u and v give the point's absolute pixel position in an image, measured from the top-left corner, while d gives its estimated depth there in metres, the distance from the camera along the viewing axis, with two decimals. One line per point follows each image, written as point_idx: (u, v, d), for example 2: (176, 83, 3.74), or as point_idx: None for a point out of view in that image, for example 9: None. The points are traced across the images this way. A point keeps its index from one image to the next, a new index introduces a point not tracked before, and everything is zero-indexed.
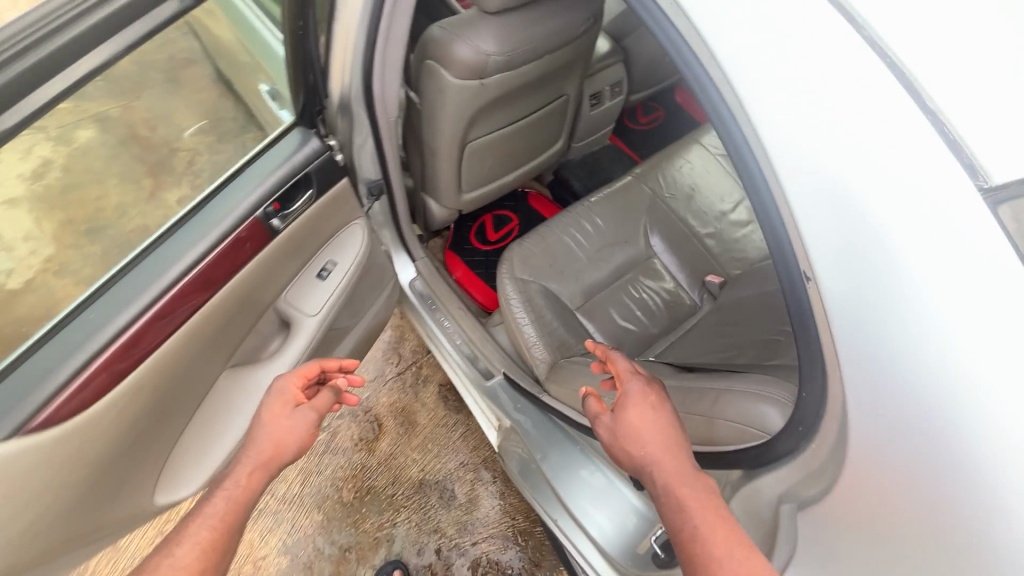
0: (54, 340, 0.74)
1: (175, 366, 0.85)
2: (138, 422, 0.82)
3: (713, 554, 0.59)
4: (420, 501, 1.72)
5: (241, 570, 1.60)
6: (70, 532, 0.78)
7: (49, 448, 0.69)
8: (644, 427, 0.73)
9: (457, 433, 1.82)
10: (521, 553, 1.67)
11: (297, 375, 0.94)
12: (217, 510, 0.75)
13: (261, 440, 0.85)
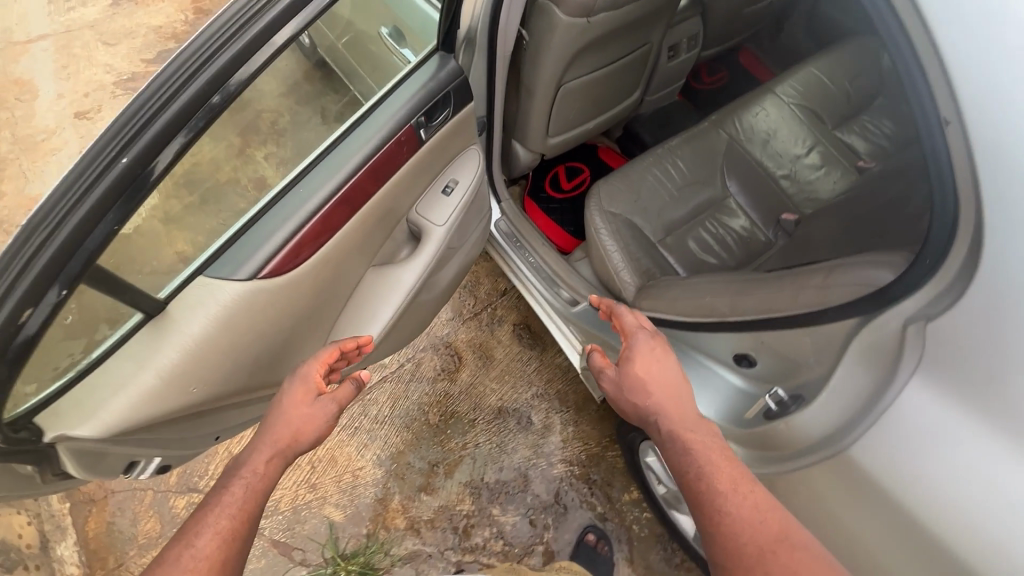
0: (274, 209, 0.86)
1: (346, 247, 1.00)
2: (321, 289, 0.97)
3: (717, 487, 0.77)
4: (499, 426, 1.85)
5: (341, 479, 1.75)
6: (265, 373, 0.93)
7: (275, 294, 0.84)
8: (645, 377, 0.97)
9: (532, 367, 1.95)
10: (595, 474, 1.78)
11: (320, 362, 1.00)
12: (235, 499, 0.83)
13: (279, 427, 0.94)
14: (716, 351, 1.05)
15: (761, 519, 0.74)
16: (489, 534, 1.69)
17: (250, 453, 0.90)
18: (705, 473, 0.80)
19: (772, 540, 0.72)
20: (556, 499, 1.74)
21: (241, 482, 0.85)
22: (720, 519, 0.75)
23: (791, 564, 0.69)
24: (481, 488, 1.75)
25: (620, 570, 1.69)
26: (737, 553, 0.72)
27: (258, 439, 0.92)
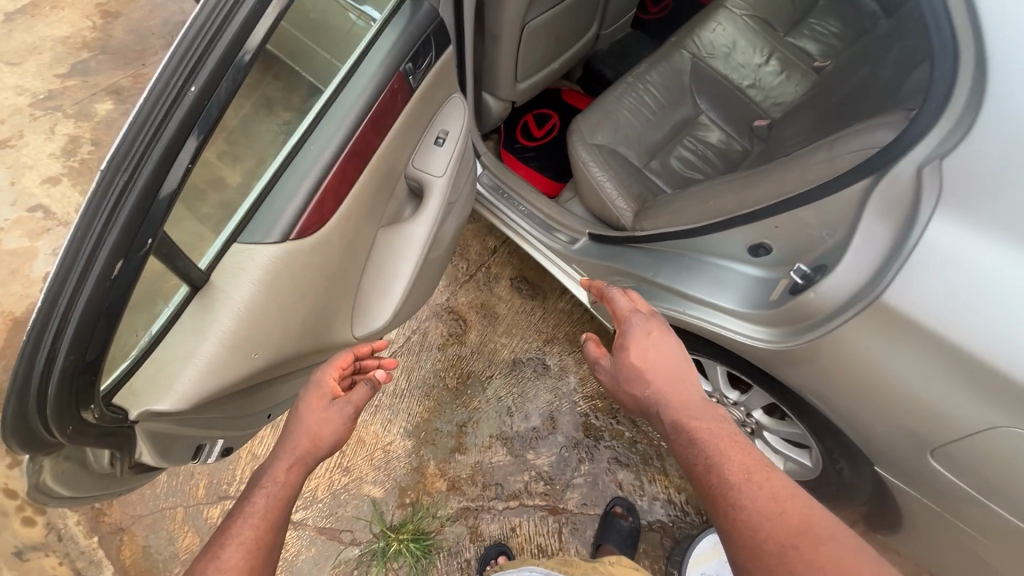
0: (291, 167, 0.90)
1: (364, 204, 1.03)
2: (348, 248, 1.02)
3: (729, 480, 0.80)
4: (517, 377, 1.88)
5: (373, 457, 1.76)
6: (314, 331, 1.01)
7: (308, 251, 0.91)
8: (642, 362, 1.00)
9: (536, 316, 1.98)
10: (617, 402, 1.84)
11: (332, 368, 1.05)
12: (258, 509, 0.90)
13: (301, 434, 1.00)
14: (729, 247, 1.11)
15: (780, 508, 0.76)
16: (529, 478, 1.73)
17: (274, 463, 0.97)
18: (714, 464, 0.83)
19: (794, 534, 0.73)
20: (585, 433, 1.80)
21: (263, 491, 0.92)
22: (735, 513, 0.77)
23: (816, 559, 0.70)
24: (511, 437, 1.78)
25: (655, 486, 1.74)
26: (758, 549, 0.74)
27: (283, 448, 0.99)
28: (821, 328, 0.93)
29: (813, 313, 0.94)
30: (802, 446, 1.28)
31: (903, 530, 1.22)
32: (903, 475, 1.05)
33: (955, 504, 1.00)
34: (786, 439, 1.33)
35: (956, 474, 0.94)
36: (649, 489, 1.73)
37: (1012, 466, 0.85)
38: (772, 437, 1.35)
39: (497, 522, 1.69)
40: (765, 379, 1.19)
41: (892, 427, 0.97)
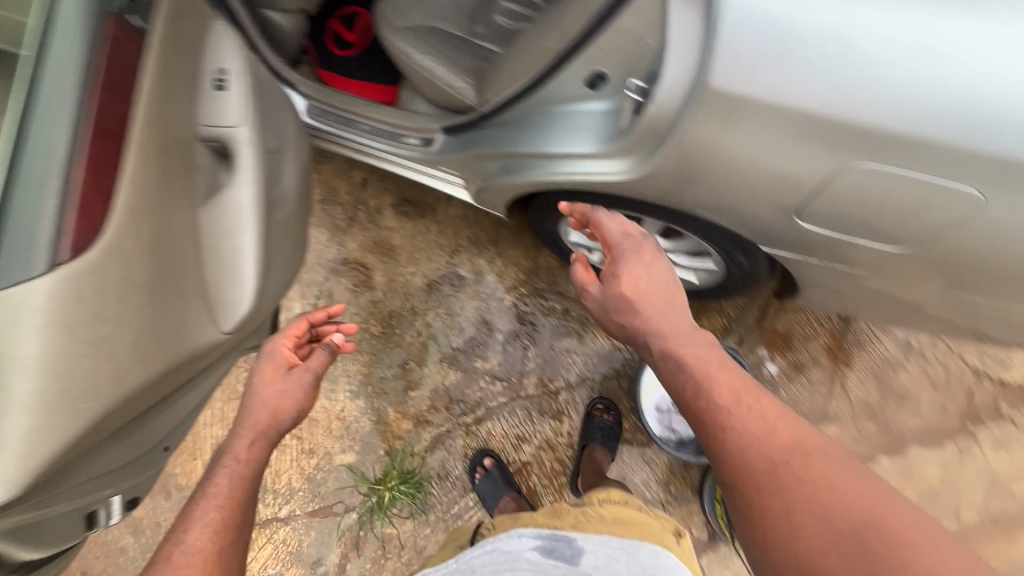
0: (22, 181, 0.74)
1: (152, 190, 0.88)
2: (156, 246, 0.88)
3: (718, 402, 0.87)
4: (438, 298, 1.83)
5: (332, 429, 1.73)
6: (163, 345, 0.91)
7: (97, 267, 0.78)
8: (629, 293, 1.02)
9: (433, 232, 1.89)
10: (539, 282, 1.84)
11: (287, 338, 1.17)
12: (221, 489, 0.99)
13: (259, 411, 1.09)
14: (567, 89, 1.05)
15: (771, 429, 0.84)
16: (486, 384, 1.75)
17: (241, 429, 1.08)
18: (704, 388, 0.89)
19: (782, 452, 0.82)
20: (521, 321, 1.80)
21: (226, 470, 1.02)
22: (728, 435, 0.85)
23: (802, 473, 0.80)
24: (456, 355, 1.78)
25: (599, 340, 1.78)
26: (748, 466, 0.82)
27: (246, 431, 1.07)
28: (675, 139, 0.92)
29: (662, 126, 0.92)
30: (701, 254, 1.35)
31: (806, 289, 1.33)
32: (786, 244, 1.11)
33: (833, 251, 1.08)
34: (689, 253, 1.40)
35: (824, 226, 1.00)
36: (597, 345, 1.78)
37: (865, 200, 0.91)
38: (677, 255, 1.41)
39: (473, 434, 1.72)
40: (648, 206, 1.20)
41: (771, 206, 1.00)
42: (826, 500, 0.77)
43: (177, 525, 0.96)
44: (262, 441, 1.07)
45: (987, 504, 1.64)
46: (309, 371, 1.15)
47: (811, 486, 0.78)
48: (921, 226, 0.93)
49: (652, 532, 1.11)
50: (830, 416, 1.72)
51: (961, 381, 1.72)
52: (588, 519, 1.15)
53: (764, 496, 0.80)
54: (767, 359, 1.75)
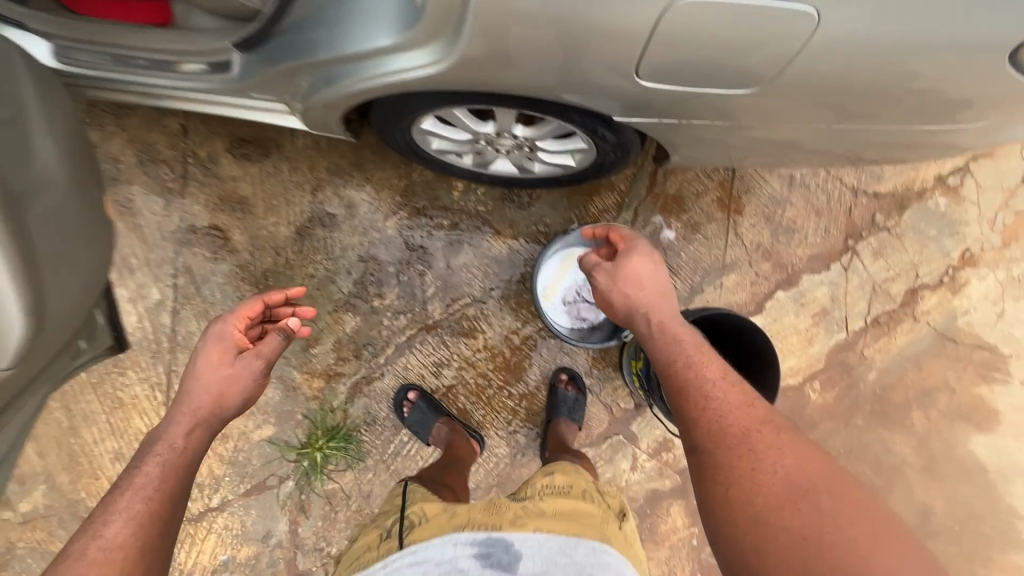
0: None
1: None
2: None
3: (709, 376, 1.02)
4: (314, 244, 1.65)
5: (238, 408, 1.61)
6: None
7: None
8: (632, 271, 1.17)
9: (286, 171, 1.65)
10: (419, 201, 1.68)
11: (240, 317, 1.17)
12: (149, 480, 0.95)
13: (202, 395, 1.07)
14: None
15: (750, 404, 0.99)
16: (389, 321, 1.65)
17: (178, 414, 1.06)
18: (693, 363, 1.04)
19: (757, 421, 0.96)
20: (409, 247, 1.67)
21: (158, 459, 0.98)
22: (710, 404, 0.99)
23: (771, 441, 0.93)
24: (350, 299, 1.65)
25: (496, 246, 1.69)
26: (724, 434, 0.95)
27: (184, 416, 1.05)
28: (475, 1, 0.85)
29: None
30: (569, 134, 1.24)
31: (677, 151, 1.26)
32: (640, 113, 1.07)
33: (688, 110, 1.06)
34: (556, 136, 1.29)
35: (671, 80, 0.97)
36: (494, 253, 1.69)
37: (704, 40, 0.87)
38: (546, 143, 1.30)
39: (390, 374, 1.65)
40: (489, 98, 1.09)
41: (602, 66, 0.94)
42: (790, 466, 0.90)
43: (95, 511, 0.92)
44: (201, 428, 1.05)
45: (874, 310, 1.77)
46: (256, 355, 1.14)
47: (778, 454, 0.91)
48: (757, 61, 0.91)
49: (596, 521, 1.02)
50: (729, 266, 1.75)
51: (840, 203, 1.78)
52: (528, 513, 1.01)
53: (736, 457, 0.92)
54: (665, 226, 1.74)
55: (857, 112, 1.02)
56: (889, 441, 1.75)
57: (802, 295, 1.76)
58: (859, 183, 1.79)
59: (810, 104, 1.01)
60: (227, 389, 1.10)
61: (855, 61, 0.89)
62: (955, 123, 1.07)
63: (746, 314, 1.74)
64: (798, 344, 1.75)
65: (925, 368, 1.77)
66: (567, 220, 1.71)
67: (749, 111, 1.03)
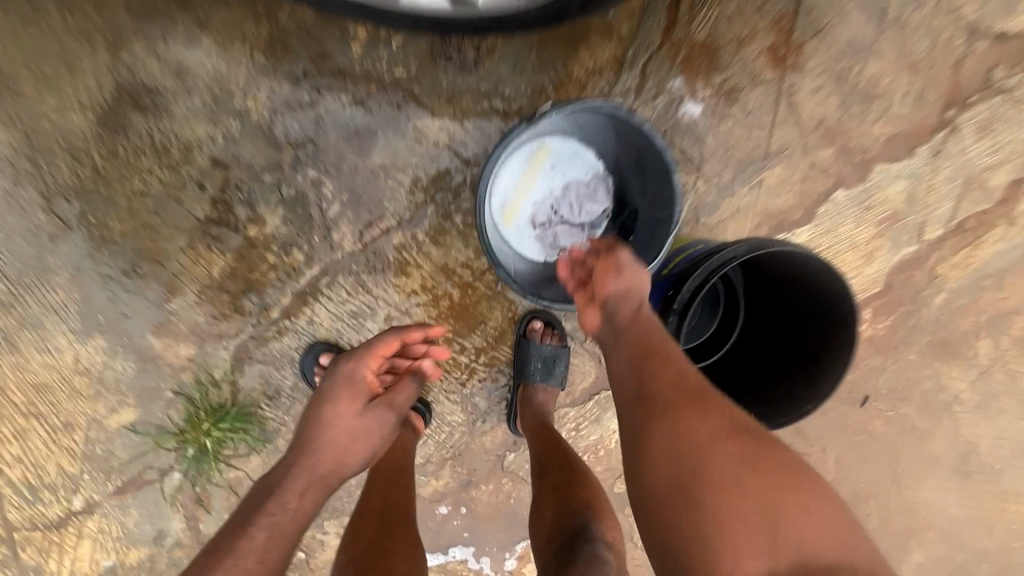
0: None
1: None
2: None
3: (653, 364, 0.80)
4: (134, 141, 1.03)
5: (80, 389, 1.14)
6: None
7: None
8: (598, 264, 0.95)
9: (57, 13, 0.97)
10: (297, 63, 1.04)
11: (375, 357, 0.99)
12: (252, 553, 0.75)
13: (325, 451, 0.90)
14: None
15: (695, 395, 0.75)
16: (277, 257, 1.12)
17: (296, 462, 0.88)
18: (642, 356, 0.81)
19: (692, 416, 0.72)
20: (291, 142, 1.07)
21: (262, 528, 0.78)
22: (644, 387, 0.78)
23: (699, 437, 0.70)
24: (211, 227, 1.08)
25: (429, 136, 1.10)
26: (644, 419, 0.76)
27: (302, 468, 0.87)
28: None
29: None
30: None
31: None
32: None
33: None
34: None
35: None
36: (425, 146, 1.10)
37: None
38: None
39: (289, 332, 1.16)
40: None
41: None
42: (708, 460, 0.68)
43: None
44: (318, 489, 0.86)
45: (961, 212, 1.28)
46: (398, 404, 0.99)
47: (694, 450, 0.69)
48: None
49: None
50: (775, 156, 1.20)
51: (947, 52, 1.19)
52: None
53: (646, 437, 0.74)
54: (687, 95, 1.14)
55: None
56: (944, 377, 1.40)
57: (870, 195, 1.25)
58: (979, 18, 1.18)
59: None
60: (353, 433, 0.93)
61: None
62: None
63: (790, 225, 1.24)
64: (854, 262, 1.29)
65: (1008, 286, 1.35)
66: (537, 89, 1.10)
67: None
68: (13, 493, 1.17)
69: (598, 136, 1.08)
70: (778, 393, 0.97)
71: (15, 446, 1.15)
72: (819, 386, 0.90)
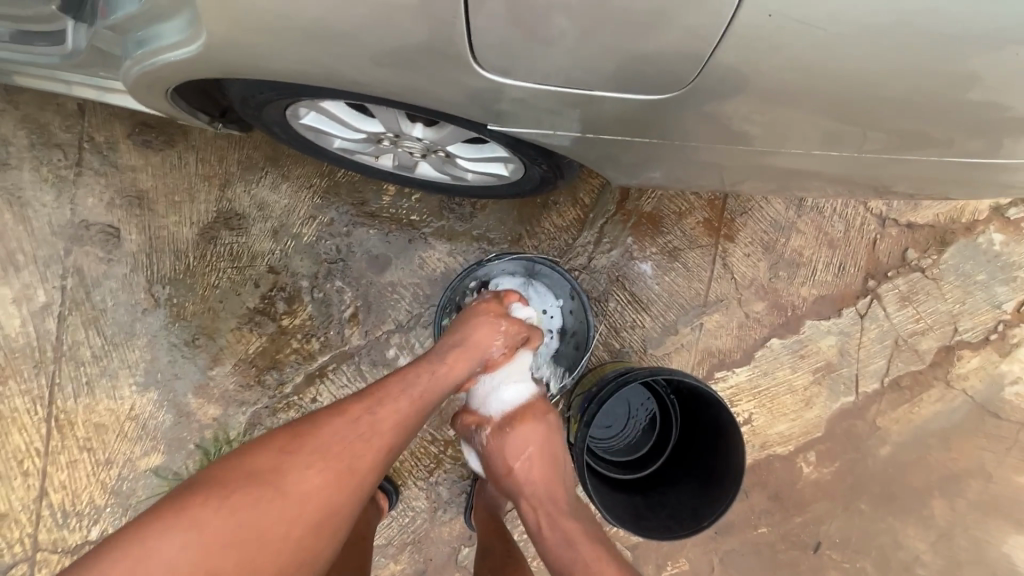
0: None
1: None
2: None
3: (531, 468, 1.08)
4: (219, 249, 1.43)
5: (125, 431, 1.42)
6: None
7: None
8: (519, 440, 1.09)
9: (193, 162, 1.44)
10: (342, 205, 1.44)
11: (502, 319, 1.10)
12: (336, 456, 0.83)
13: (423, 393, 0.94)
14: None
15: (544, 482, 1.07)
16: (299, 343, 1.42)
17: (337, 445, 0.84)
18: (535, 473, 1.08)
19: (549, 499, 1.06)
20: (327, 258, 1.43)
21: (366, 450, 0.85)
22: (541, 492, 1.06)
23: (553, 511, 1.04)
24: (255, 315, 1.42)
25: (430, 263, 1.43)
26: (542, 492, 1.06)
27: (369, 434, 0.87)
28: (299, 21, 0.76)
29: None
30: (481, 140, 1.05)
31: (610, 154, 1.03)
32: (536, 120, 0.92)
33: (597, 117, 0.90)
34: (469, 141, 1.08)
35: (602, 78, 0.82)
36: (427, 270, 1.43)
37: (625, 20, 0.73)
38: (456, 149, 1.09)
39: (296, 406, 1.42)
40: (361, 95, 0.91)
41: (482, 45, 0.78)
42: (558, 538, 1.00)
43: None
44: (406, 431, 0.91)
45: (894, 371, 1.42)
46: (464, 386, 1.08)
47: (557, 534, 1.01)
48: (671, 42, 0.76)
49: None
50: (713, 304, 1.43)
51: (862, 234, 1.43)
52: None
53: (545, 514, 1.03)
54: (637, 251, 1.43)
55: (844, 110, 0.85)
56: (900, 533, 1.42)
57: (803, 345, 1.42)
58: (888, 210, 1.43)
59: (775, 104, 0.84)
60: (400, 439, 0.90)
61: (821, 44, 0.74)
62: (942, 130, 0.91)
63: (730, 364, 1.42)
64: (793, 405, 1.42)
65: (956, 448, 1.42)
66: (516, 237, 1.43)
67: (705, 108, 0.86)
68: (48, 515, 1.42)
69: (568, 299, 1.35)
70: (688, 508, 1.10)
71: (63, 473, 1.42)
72: (718, 507, 1.04)
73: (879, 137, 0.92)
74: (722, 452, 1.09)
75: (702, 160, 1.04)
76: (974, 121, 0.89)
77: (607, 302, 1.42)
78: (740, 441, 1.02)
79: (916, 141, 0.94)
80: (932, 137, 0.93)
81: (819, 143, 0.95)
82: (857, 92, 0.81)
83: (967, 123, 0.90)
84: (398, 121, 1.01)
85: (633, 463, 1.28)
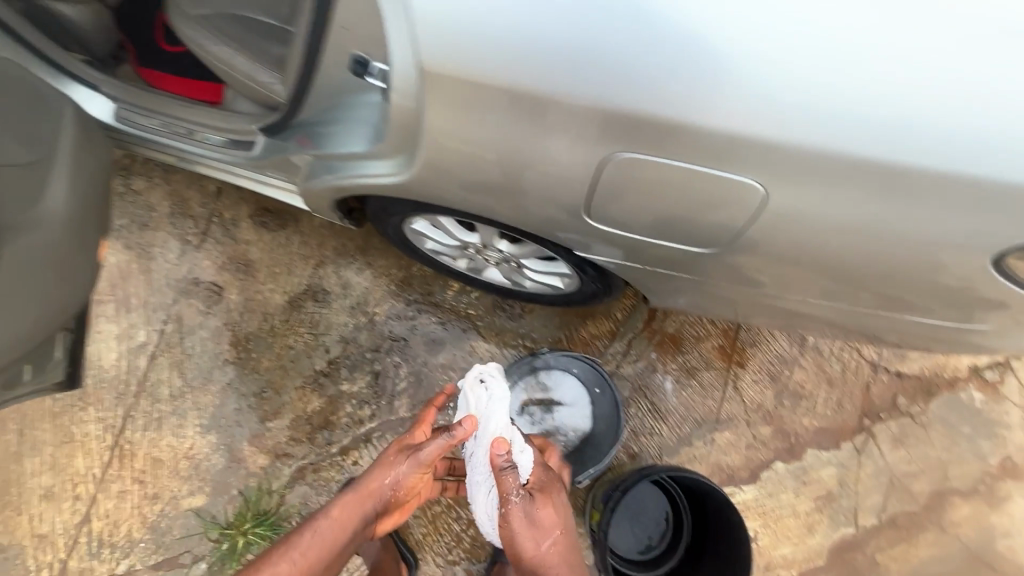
0: None
1: None
2: None
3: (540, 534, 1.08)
4: (302, 316, 1.67)
5: (178, 469, 1.55)
6: None
7: None
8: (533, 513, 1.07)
9: (296, 242, 1.72)
10: (412, 293, 1.69)
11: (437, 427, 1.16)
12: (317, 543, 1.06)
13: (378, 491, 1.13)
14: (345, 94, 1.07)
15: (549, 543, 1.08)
16: (353, 408, 1.59)
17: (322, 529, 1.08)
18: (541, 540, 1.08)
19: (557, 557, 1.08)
20: (391, 336, 1.66)
21: (342, 535, 1.09)
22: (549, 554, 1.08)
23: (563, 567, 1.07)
24: (320, 377, 1.62)
25: (479, 351, 1.65)
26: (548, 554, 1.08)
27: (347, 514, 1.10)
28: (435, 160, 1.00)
29: (443, 131, 0.94)
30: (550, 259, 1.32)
31: (649, 281, 1.29)
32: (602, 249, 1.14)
33: (652, 252, 1.11)
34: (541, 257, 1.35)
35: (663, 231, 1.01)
36: (475, 357, 1.65)
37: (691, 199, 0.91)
38: (529, 262, 1.36)
39: (339, 467, 1.56)
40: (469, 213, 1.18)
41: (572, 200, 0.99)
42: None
43: None
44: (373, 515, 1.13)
45: (889, 508, 1.54)
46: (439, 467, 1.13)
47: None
48: (730, 222, 0.93)
49: None
50: (724, 422, 1.59)
51: (857, 376, 1.62)
52: None
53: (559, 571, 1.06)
54: (659, 366, 1.64)
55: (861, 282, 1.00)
56: None
57: (805, 472, 1.56)
58: (880, 358, 1.63)
59: (796, 265, 1.00)
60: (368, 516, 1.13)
61: (854, 240, 0.89)
62: (921, 297, 1.10)
63: (738, 480, 1.56)
64: (795, 529, 1.53)
65: None
66: (556, 339, 1.66)
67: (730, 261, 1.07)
68: (85, 542, 1.51)
69: (602, 396, 1.54)
70: None
71: (111, 502, 1.53)
72: None
73: (865, 295, 1.13)
74: (730, 558, 1.22)
75: (722, 295, 1.29)
76: (953, 297, 1.08)
77: (630, 408, 1.60)
78: (746, 551, 1.16)
79: (895, 303, 1.14)
80: (906, 302, 1.13)
81: (817, 290, 1.15)
82: (870, 273, 0.97)
83: (946, 299, 1.09)
84: (490, 238, 1.29)
85: (647, 558, 1.40)
